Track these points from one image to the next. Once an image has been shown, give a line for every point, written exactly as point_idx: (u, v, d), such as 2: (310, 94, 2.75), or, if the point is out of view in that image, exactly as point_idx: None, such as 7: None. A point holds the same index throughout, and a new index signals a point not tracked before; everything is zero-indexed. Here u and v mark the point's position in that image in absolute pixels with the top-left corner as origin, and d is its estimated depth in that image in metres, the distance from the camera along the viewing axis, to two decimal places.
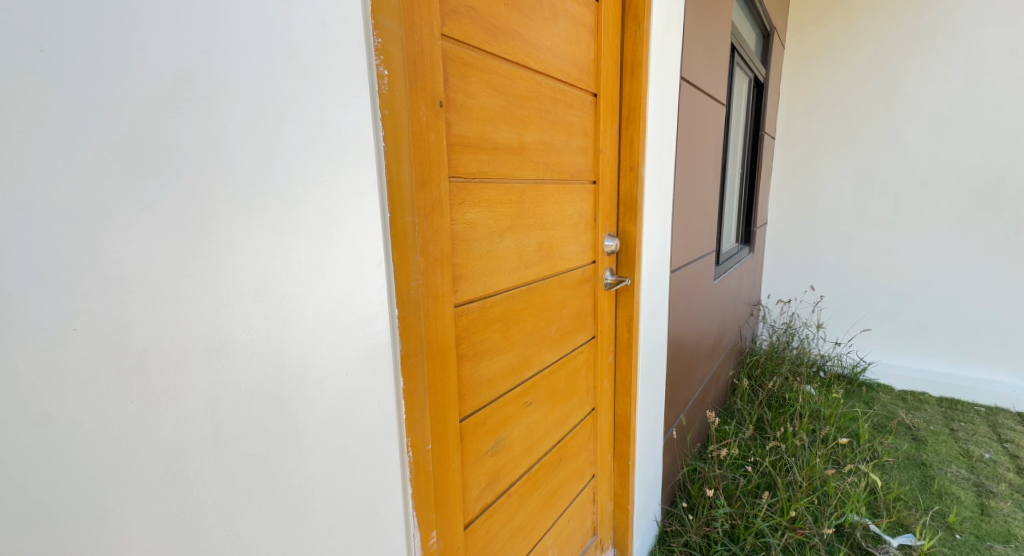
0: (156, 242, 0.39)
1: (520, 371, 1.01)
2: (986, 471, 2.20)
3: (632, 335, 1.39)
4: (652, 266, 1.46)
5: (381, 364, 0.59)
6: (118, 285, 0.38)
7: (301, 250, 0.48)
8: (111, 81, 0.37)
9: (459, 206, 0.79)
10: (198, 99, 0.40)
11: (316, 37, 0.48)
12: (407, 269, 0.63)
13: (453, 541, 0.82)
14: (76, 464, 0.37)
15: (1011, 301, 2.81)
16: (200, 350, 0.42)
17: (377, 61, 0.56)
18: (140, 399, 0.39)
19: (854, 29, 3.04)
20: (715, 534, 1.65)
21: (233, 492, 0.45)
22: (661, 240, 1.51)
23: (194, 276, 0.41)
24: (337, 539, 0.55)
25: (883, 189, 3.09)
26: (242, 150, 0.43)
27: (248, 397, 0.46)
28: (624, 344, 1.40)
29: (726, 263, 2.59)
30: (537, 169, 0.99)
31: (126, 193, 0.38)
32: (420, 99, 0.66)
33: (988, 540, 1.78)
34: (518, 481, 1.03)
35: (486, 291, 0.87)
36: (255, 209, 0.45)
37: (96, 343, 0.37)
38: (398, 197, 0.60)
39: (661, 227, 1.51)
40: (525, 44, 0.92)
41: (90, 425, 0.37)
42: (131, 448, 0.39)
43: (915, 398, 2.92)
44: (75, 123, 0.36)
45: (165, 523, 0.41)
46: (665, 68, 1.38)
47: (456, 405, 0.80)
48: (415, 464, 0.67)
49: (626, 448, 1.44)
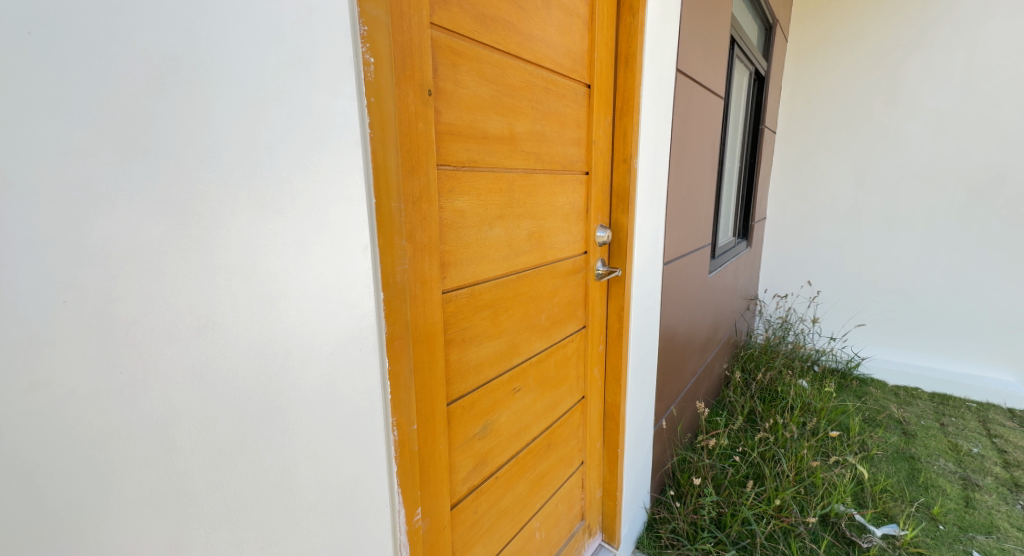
0: (145, 220, 0.41)
1: (509, 357, 1.03)
2: (973, 464, 2.22)
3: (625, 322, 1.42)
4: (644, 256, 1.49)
5: (367, 345, 0.61)
6: (106, 260, 0.40)
7: (286, 231, 0.50)
8: (100, 65, 0.38)
9: (448, 194, 0.80)
10: (185, 83, 0.42)
11: (302, 25, 0.49)
12: (394, 254, 0.65)
13: (439, 520, 0.84)
14: (65, 431, 0.39)
15: (1006, 298, 2.82)
16: (188, 326, 0.44)
17: (364, 49, 0.57)
18: (130, 368, 0.41)
19: (857, 21, 3.02)
20: (702, 522, 1.68)
21: (220, 463, 0.47)
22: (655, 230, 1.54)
23: (182, 253, 0.43)
24: (323, 511, 0.57)
25: (883, 185, 3.08)
26: (228, 135, 0.45)
27: (233, 373, 0.48)
28: (614, 335, 1.43)
29: (722, 257, 2.60)
30: (530, 159, 1.01)
31: (115, 173, 0.40)
32: (408, 88, 0.67)
33: (970, 531, 1.82)
34: (506, 465, 1.06)
35: (474, 278, 0.89)
36: (241, 189, 0.46)
37: (86, 316, 0.39)
38: (384, 183, 0.62)
39: (656, 217, 1.54)
40: (518, 35, 0.93)
41: (81, 393, 0.39)
42: (121, 415, 0.41)
43: (907, 393, 2.96)
44: (66, 104, 0.37)
45: (153, 488, 0.43)
46: (660, 60, 1.38)
47: (444, 388, 0.82)
48: (400, 444, 0.69)
49: (616, 436, 1.47)
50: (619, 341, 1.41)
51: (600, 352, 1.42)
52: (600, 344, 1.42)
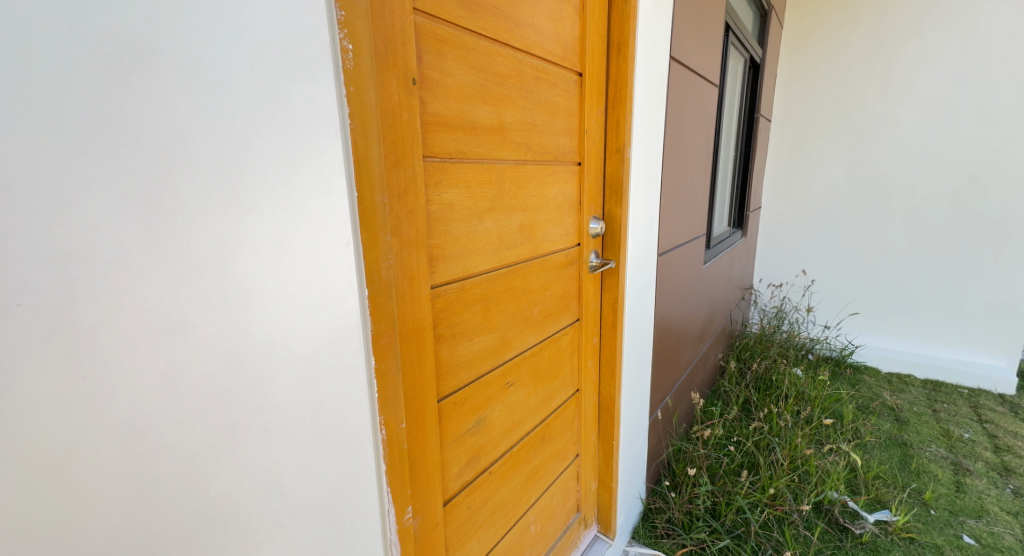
0: (106, 217, 0.39)
1: (501, 352, 1.01)
2: (964, 450, 2.24)
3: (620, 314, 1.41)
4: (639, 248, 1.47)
5: (351, 344, 0.59)
6: (64, 260, 0.38)
7: (262, 227, 0.48)
8: (53, 52, 0.36)
9: (435, 186, 0.78)
10: (146, 71, 0.40)
11: (273, 10, 0.47)
12: (378, 249, 0.63)
13: (431, 517, 0.83)
14: (25, 440, 0.37)
15: (999, 285, 2.83)
16: (156, 328, 0.42)
17: (341, 36, 0.55)
18: (95, 373, 0.40)
19: (853, 7, 2.99)
20: (697, 511, 1.68)
21: (196, 468, 0.46)
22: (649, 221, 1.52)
23: (147, 252, 0.41)
24: (308, 513, 0.56)
25: (877, 172, 3.07)
26: (193, 124, 0.42)
27: (208, 376, 0.46)
28: (608, 327, 1.41)
29: (718, 247, 2.59)
30: (521, 149, 0.99)
31: (72, 167, 0.37)
32: (391, 77, 0.65)
33: (961, 515, 1.83)
34: (499, 460, 1.05)
35: (465, 272, 0.87)
36: (211, 182, 0.44)
37: (44, 318, 0.37)
38: (366, 176, 0.60)
39: (651, 207, 1.52)
40: (506, 21, 0.90)
41: (41, 400, 0.38)
42: (85, 422, 0.39)
43: (900, 380, 2.97)
44: (13, 92, 0.35)
45: (124, 496, 0.42)
46: (653, 46, 1.36)
47: (434, 384, 0.80)
48: (389, 443, 0.67)
49: (611, 428, 1.46)
50: (613, 333, 1.40)
51: (594, 343, 1.41)
52: (595, 335, 1.41)
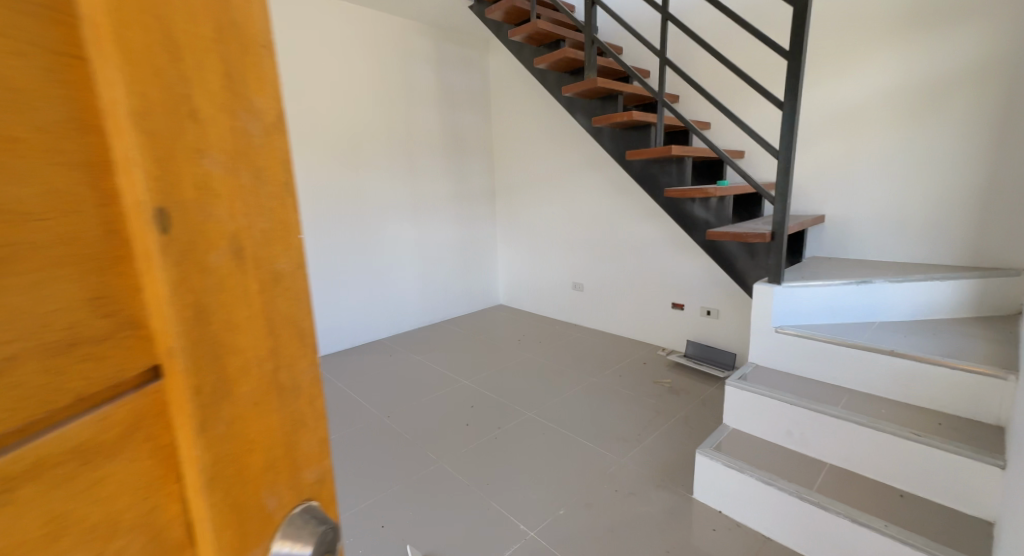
0: None
1: None
2: None
3: (249, 371, 0.75)
4: (278, 200, 0.78)
5: None
6: None
7: None
8: None
9: None
10: None
11: None
12: None
13: None
14: None
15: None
16: None
17: None
18: None
19: None
20: None
21: None
22: (259, 176, 0.75)
23: None
24: None
25: None
26: None
27: None
28: (248, 442, 0.76)
29: None
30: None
31: None
32: None
33: None
34: None
35: None
36: None
37: None
38: None
39: (272, 129, 0.77)
40: None
41: None
42: None
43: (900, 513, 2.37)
44: None
45: None
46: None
47: None
48: None
49: None
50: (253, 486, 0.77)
51: (208, 491, 0.71)
52: (203, 499, 0.70)
